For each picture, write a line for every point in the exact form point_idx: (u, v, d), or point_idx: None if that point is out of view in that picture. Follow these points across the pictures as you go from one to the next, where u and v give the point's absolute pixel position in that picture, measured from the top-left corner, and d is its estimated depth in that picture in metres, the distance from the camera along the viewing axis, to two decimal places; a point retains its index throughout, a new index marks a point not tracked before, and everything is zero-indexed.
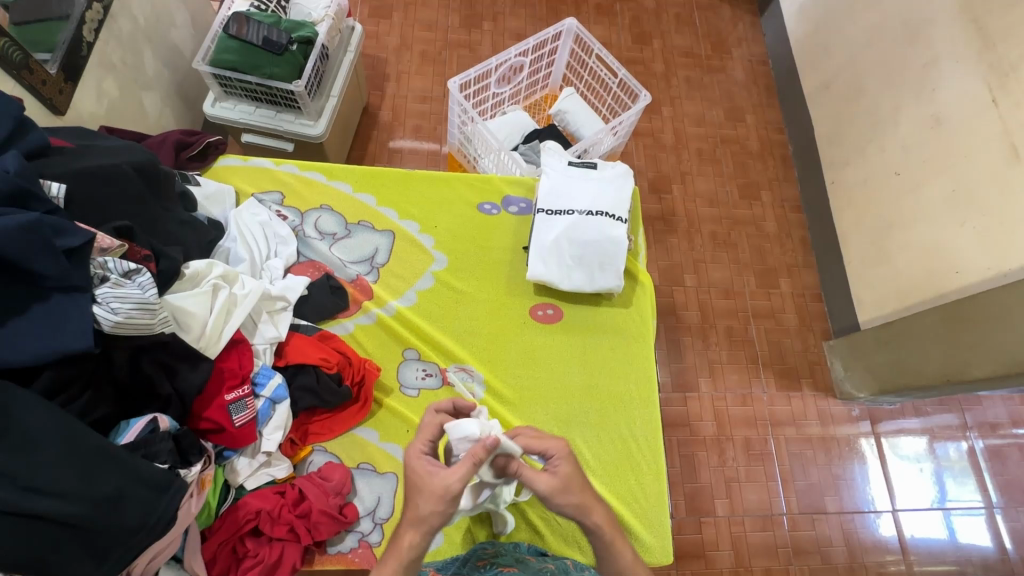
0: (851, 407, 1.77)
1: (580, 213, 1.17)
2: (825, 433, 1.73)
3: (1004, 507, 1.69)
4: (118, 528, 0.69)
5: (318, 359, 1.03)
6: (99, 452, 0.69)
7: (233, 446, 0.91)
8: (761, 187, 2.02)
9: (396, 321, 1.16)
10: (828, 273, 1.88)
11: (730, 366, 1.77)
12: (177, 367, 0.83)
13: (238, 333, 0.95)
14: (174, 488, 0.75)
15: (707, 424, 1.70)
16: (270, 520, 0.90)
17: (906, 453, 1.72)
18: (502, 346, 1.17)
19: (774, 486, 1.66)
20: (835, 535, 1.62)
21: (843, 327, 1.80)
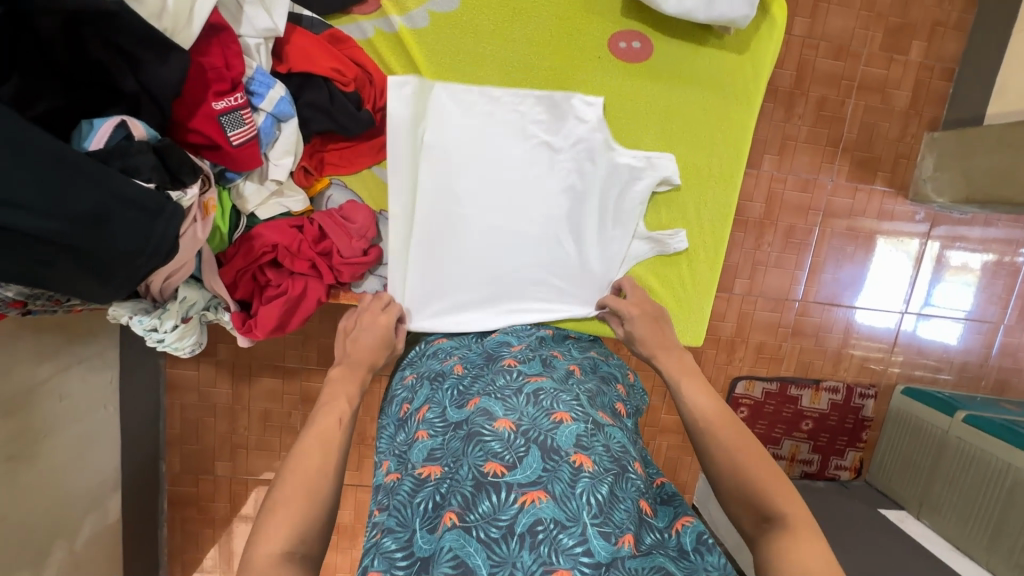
0: (917, 209, 1.57)
1: None
2: (876, 230, 1.57)
3: (1011, 327, 1.67)
4: (117, 254, 0.60)
5: (327, 70, 0.79)
6: (70, 170, 0.54)
7: (236, 169, 0.75)
8: None
9: (426, 33, 0.87)
10: (980, 43, 1.43)
11: (806, 146, 1.50)
12: (141, 57, 0.61)
13: (218, 15, 0.70)
14: (170, 212, 0.64)
15: (754, 205, 1.53)
16: (293, 254, 0.82)
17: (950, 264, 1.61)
18: (565, 87, 0.90)
19: (799, 275, 1.59)
20: (838, 325, 1.63)
21: (962, 117, 1.46)
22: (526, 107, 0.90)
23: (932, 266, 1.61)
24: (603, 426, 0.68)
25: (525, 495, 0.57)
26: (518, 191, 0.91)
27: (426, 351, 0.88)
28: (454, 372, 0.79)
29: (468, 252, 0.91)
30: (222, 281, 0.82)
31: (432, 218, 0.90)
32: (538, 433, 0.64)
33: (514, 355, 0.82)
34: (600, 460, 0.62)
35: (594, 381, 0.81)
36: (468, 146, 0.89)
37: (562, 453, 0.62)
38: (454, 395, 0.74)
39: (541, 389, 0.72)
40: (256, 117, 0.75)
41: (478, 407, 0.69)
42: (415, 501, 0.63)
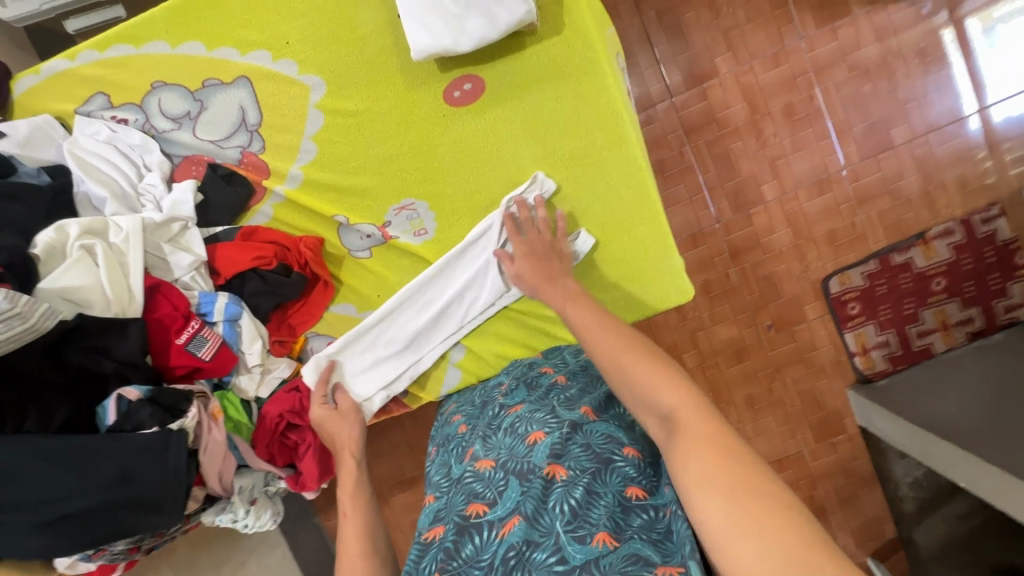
0: (920, 3, 1.36)
1: None
2: (884, 53, 1.38)
3: None
4: (150, 491, 0.77)
5: (248, 262, 0.95)
6: (77, 450, 0.72)
7: (222, 373, 0.92)
8: None
9: (306, 188, 0.99)
10: None
11: (752, 25, 1.39)
12: (108, 343, 0.79)
13: (151, 277, 0.88)
14: (176, 440, 0.79)
15: (736, 110, 1.43)
16: (300, 417, 0.96)
17: (1000, 25, 1.35)
18: (433, 155, 0.97)
19: (828, 144, 1.43)
20: (906, 166, 1.42)
21: None
22: (412, 206, 0.99)
23: (959, 50, 1.37)
24: (582, 424, 0.68)
25: (505, 526, 0.59)
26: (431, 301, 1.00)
27: (443, 418, 0.95)
28: (456, 431, 0.84)
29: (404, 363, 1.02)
30: (262, 458, 0.96)
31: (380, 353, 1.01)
32: (515, 461, 0.66)
33: (503, 392, 0.87)
34: (576, 464, 0.63)
35: (581, 381, 0.81)
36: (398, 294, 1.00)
37: (537, 471, 0.63)
38: (456, 452, 0.78)
39: (519, 418, 0.74)
40: (217, 329, 0.92)
41: (468, 458, 0.72)
42: (420, 567, 0.61)
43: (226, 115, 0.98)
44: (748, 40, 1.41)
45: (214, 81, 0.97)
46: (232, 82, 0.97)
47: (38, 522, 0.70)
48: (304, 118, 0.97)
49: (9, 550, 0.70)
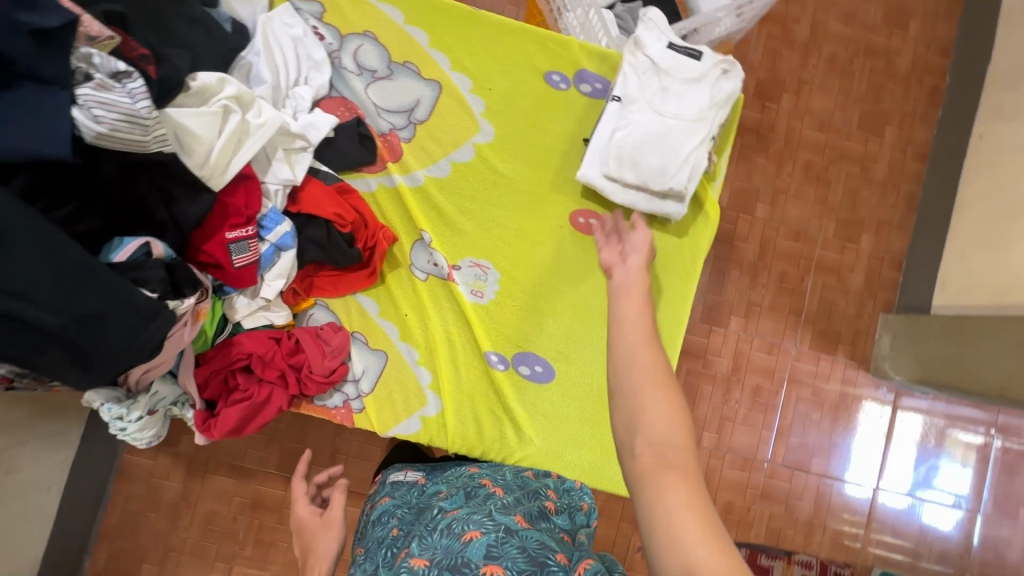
0: (880, 382, 1.67)
1: (655, 110, 0.95)
2: (840, 398, 1.66)
3: (988, 514, 1.63)
4: (86, 363, 0.70)
5: (330, 214, 0.96)
6: (75, 267, 0.65)
7: (233, 285, 0.88)
8: (890, 119, 1.70)
9: (417, 194, 1.04)
10: (921, 242, 1.66)
11: (769, 312, 1.65)
12: (176, 194, 0.79)
13: (248, 168, 0.87)
14: (161, 319, 0.73)
15: (722, 361, 1.64)
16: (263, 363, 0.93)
17: (912, 437, 1.65)
18: (530, 246, 1.06)
19: (766, 434, 1.63)
20: (808, 490, 1.63)
21: (910, 304, 1.64)
22: (485, 271, 1.05)
23: (881, 434, 1.66)
24: (517, 530, 0.64)
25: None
26: (679, 134, 0.94)
27: (372, 515, 0.85)
28: (389, 531, 0.76)
29: (683, 146, 0.94)
30: (195, 380, 0.91)
31: (679, 138, 0.94)
32: (449, 558, 0.62)
33: (442, 493, 0.79)
34: (513, 565, 0.59)
35: (517, 493, 0.78)
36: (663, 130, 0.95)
37: (471, 570, 0.59)
38: (384, 561, 0.70)
39: (456, 518, 0.69)
40: (261, 246, 0.90)
41: (401, 562, 0.66)
42: None
43: (406, 98, 1.05)
44: (761, 319, 1.66)
45: (417, 71, 1.05)
46: (430, 81, 1.05)
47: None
48: (457, 146, 1.05)
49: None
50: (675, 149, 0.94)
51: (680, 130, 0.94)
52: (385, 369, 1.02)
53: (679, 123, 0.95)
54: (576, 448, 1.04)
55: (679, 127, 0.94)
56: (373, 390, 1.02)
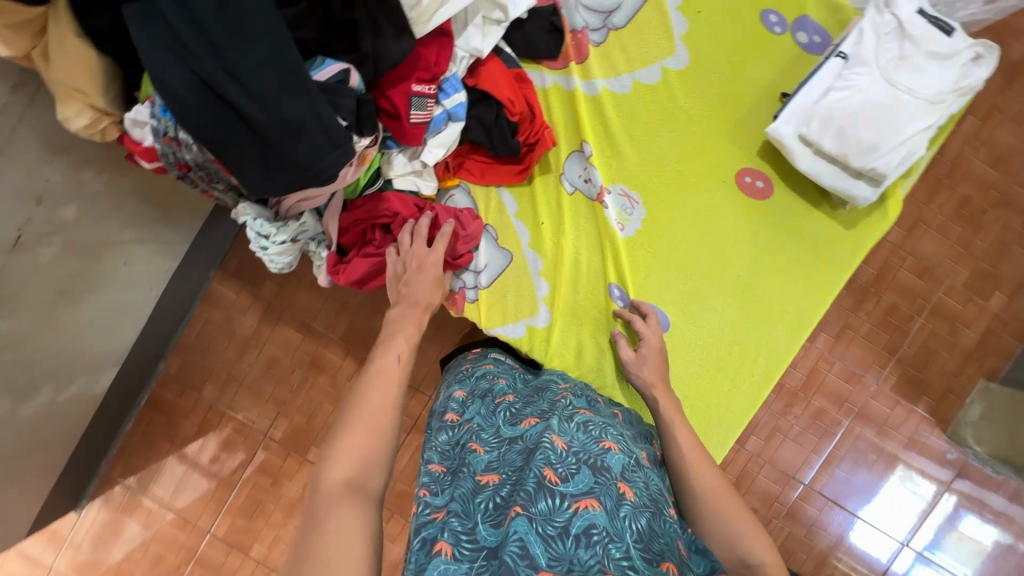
0: (872, 396, 1.92)
1: (884, 79, 1.02)
2: (825, 410, 1.92)
3: (920, 553, 1.88)
4: (271, 172, 0.76)
5: (506, 100, 0.95)
6: (291, 73, 0.72)
7: (400, 140, 0.94)
8: (976, 192, 1.90)
9: (592, 102, 1.10)
10: (950, 294, 1.92)
11: None
12: (384, 29, 0.80)
13: (447, 25, 0.90)
14: (343, 151, 0.78)
15: None
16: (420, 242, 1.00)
17: (879, 468, 1.91)
18: (683, 194, 1.12)
19: None
20: (766, 482, 1.92)
21: (913, 343, 1.92)
22: (631, 204, 1.12)
23: (850, 461, 1.91)
24: (642, 467, 0.78)
25: (580, 502, 0.65)
26: (905, 113, 1.02)
27: (472, 373, 1.02)
28: (508, 396, 0.93)
29: (903, 128, 1.02)
30: (338, 222, 1.00)
31: (905, 118, 1.02)
32: (589, 455, 0.73)
33: (563, 393, 0.94)
34: (640, 495, 0.71)
35: (630, 431, 0.91)
36: (893, 104, 1.02)
37: (611, 476, 0.71)
38: (512, 422, 0.85)
39: (590, 423, 0.82)
40: (436, 109, 0.94)
41: (537, 424, 0.81)
42: (476, 498, 0.70)
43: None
44: None
45: None
46: None
47: (204, 75, 0.68)
48: (647, 65, 1.11)
49: (159, 48, 0.66)
50: (896, 126, 1.02)
51: (909, 108, 1.02)
52: (505, 270, 1.09)
53: (910, 105, 1.02)
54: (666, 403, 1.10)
55: (907, 109, 1.02)
56: (489, 285, 1.09)
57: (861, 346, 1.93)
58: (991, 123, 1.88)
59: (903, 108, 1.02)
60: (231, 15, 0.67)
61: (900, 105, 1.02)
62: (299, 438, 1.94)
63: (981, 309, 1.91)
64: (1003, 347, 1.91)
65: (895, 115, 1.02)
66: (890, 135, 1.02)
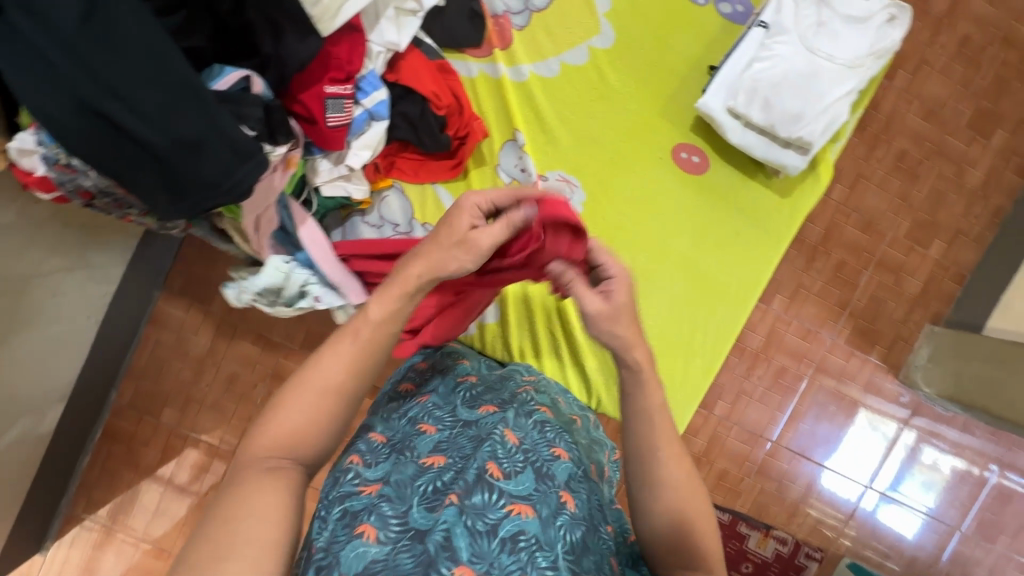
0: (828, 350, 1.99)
1: (806, 49, 1.04)
2: (787, 367, 1.98)
3: (883, 493, 1.97)
4: (175, 196, 0.73)
5: (430, 94, 0.94)
6: (182, 87, 0.69)
7: (320, 144, 0.91)
8: (910, 144, 1.96)
9: (519, 89, 1.10)
10: (894, 246, 1.99)
11: None
12: (284, 32, 0.79)
13: (356, 21, 0.87)
14: (254, 163, 0.75)
15: None
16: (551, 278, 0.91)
17: (839, 416, 1.99)
18: (621, 176, 1.11)
19: None
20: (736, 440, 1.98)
21: (863, 295, 1.99)
22: (570, 190, 1.11)
23: (812, 412, 1.99)
24: (589, 478, 0.78)
25: (514, 506, 0.64)
26: (828, 82, 1.04)
27: (442, 352, 1.03)
28: (469, 378, 0.94)
29: (828, 95, 1.04)
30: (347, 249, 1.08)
31: (827, 87, 1.04)
32: (537, 458, 0.73)
33: (526, 390, 0.94)
34: (582, 505, 0.72)
35: (584, 437, 0.92)
36: (818, 71, 1.04)
37: (554, 484, 0.71)
38: (468, 409, 0.84)
39: (546, 424, 0.82)
40: (355, 110, 0.91)
41: (495, 413, 0.82)
42: (415, 480, 0.68)
43: None
44: None
45: None
46: None
47: (84, 98, 0.65)
48: (573, 47, 1.11)
49: (28, 73, 0.63)
50: (820, 95, 1.04)
51: (833, 77, 1.04)
52: None
53: (833, 73, 1.04)
54: None
55: (829, 78, 1.04)
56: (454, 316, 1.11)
57: (815, 303, 1.99)
58: (920, 76, 1.94)
59: (828, 77, 1.04)
60: (106, 36, 0.64)
61: (823, 73, 1.04)
62: None
63: (923, 257, 1.99)
64: (946, 291, 2.00)
65: (820, 84, 1.04)
66: (815, 104, 1.03)
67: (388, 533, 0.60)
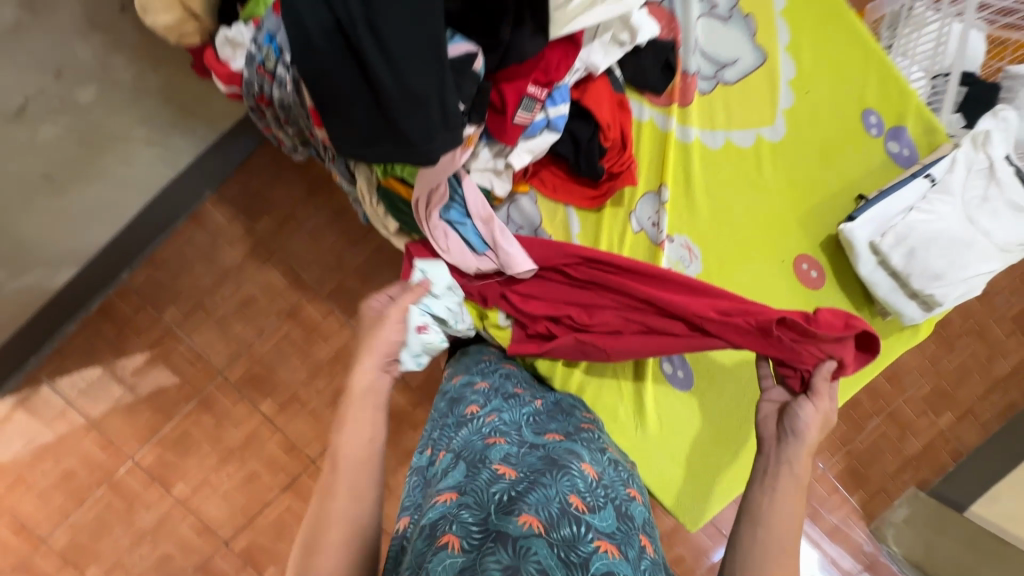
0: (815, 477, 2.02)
1: (973, 203, 1.09)
2: None
3: None
4: (368, 138, 0.75)
5: (604, 122, 0.98)
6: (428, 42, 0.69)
7: (495, 134, 0.95)
8: (956, 318, 2.03)
9: (681, 146, 1.15)
10: (910, 404, 2.04)
11: None
12: (524, 26, 0.81)
13: (578, 35, 0.90)
14: (449, 136, 0.73)
15: None
16: (793, 363, 0.89)
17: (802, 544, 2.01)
18: (740, 262, 1.16)
19: None
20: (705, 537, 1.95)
21: (867, 437, 2.04)
22: (689, 258, 1.15)
23: None
24: (657, 519, 0.73)
25: (601, 543, 0.60)
26: (985, 244, 1.06)
27: (496, 370, 1.03)
28: (531, 404, 0.94)
29: (979, 257, 1.06)
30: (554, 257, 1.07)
31: (983, 250, 1.07)
32: (617, 498, 0.70)
33: (585, 424, 0.93)
34: (660, 555, 0.67)
35: None
36: (981, 228, 1.07)
37: (635, 527, 0.67)
38: (535, 431, 0.84)
39: (620, 465, 0.81)
40: (538, 114, 0.94)
41: (562, 441, 0.81)
42: (489, 489, 0.65)
43: (714, 50, 1.19)
44: None
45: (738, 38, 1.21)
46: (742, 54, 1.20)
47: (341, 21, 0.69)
48: (745, 129, 1.19)
49: None
50: (976, 253, 1.07)
51: (992, 239, 1.07)
52: None
53: (995, 235, 1.07)
54: (665, 457, 1.18)
55: (987, 240, 1.07)
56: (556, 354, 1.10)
57: None
58: None
59: (987, 239, 1.06)
60: None
61: (985, 234, 1.07)
62: (256, 385, 1.80)
63: (931, 423, 2.04)
64: (939, 461, 2.05)
65: (983, 242, 1.07)
66: (968, 261, 1.07)
67: (471, 546, 0.57)
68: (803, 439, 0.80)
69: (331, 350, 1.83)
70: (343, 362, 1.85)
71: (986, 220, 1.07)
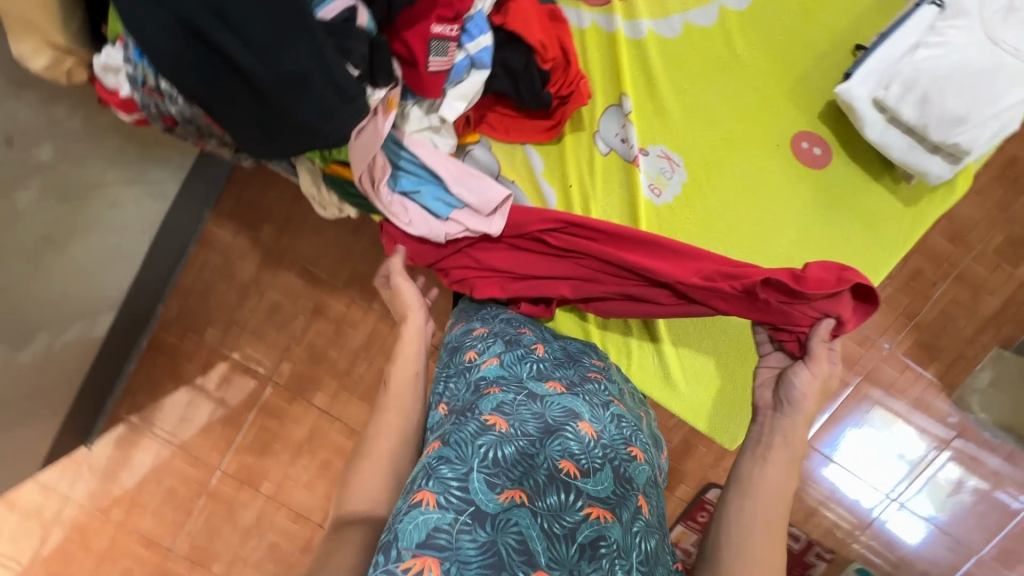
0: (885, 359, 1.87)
1: (990, 35, 0.98)
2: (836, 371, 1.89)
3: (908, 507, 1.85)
4: (269, 136, 0.76)
5: (537, 43, 0.95)
6: (292, 14, 0.68)
7: (417, 88, 0.94)
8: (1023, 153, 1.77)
9: (634, 46, 1.12)
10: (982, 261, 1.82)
11: None
12: None
13: None
14: (355, 105, 0.77)
15: None
16: (789, 326, 0.90)
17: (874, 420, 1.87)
18: (730, 155, 1.11)
19: None
20: None
21: (938, 308, 1.85)
22: (670, 167, 1.11)
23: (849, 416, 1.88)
24: (656, 480, 0.74)
25: (592, 509, 0.62)
26: (1004, 78, 0.97)
27: (498, 315, 0.99)
28: (536, 352, 0.88)
29: (1001, 93, 0.98)
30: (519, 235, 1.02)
31: (1003, 86, 0.98)
32: (616, 455, 0.69)
33: (592, 368, 0.91)
34: (654, 513, 0.69)
35: (643, 419, 0.88)
36: (1000, 64, 0.97)
37: (632, 487, 0.68)
38: (536, 375, 0.81)
39: (622, 417, 0.78)
40: (458, 55, 0.95)
41: (564, 394, 0.76)
42: (477, 442, 0.65)
43: None
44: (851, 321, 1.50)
45: None
46: None
47: (187, 18, 0.65)
48: (703, 7, 1.11)
49: None
50: (996, 91, 0.98)
51: (1015, 74, 0.97)
52: None
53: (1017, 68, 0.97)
54: (691, 386, 1.16)
55: (1007, 75, 0.97)
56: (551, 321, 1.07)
57: (880, 310, 1.87)
58: None
59: (1008, 73, 0.97)
60: None
61: (1004, 68, 0.97)
62: (303, 383, 1.90)
63: (1007, 277, 1.81)
64: None
65: (1004, 78, 0.98)
66: (987, 100, 0.98)
67: (450, 502, 0.59)
68: (797, 407, 0.84)
69: (363, 337, 1.89)
70: (377, 345, 1.89)
71: (1006, 52, 0.97)
